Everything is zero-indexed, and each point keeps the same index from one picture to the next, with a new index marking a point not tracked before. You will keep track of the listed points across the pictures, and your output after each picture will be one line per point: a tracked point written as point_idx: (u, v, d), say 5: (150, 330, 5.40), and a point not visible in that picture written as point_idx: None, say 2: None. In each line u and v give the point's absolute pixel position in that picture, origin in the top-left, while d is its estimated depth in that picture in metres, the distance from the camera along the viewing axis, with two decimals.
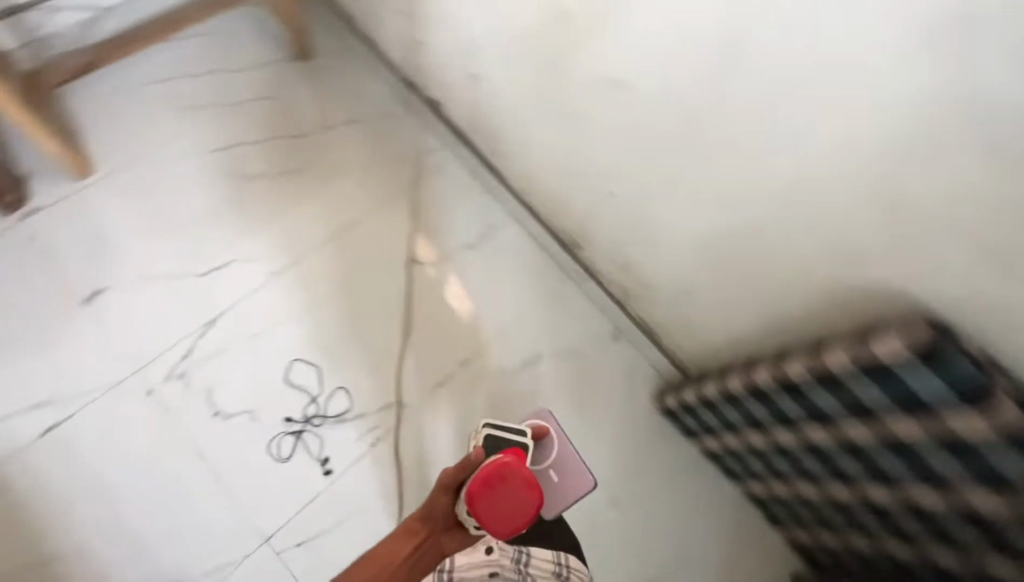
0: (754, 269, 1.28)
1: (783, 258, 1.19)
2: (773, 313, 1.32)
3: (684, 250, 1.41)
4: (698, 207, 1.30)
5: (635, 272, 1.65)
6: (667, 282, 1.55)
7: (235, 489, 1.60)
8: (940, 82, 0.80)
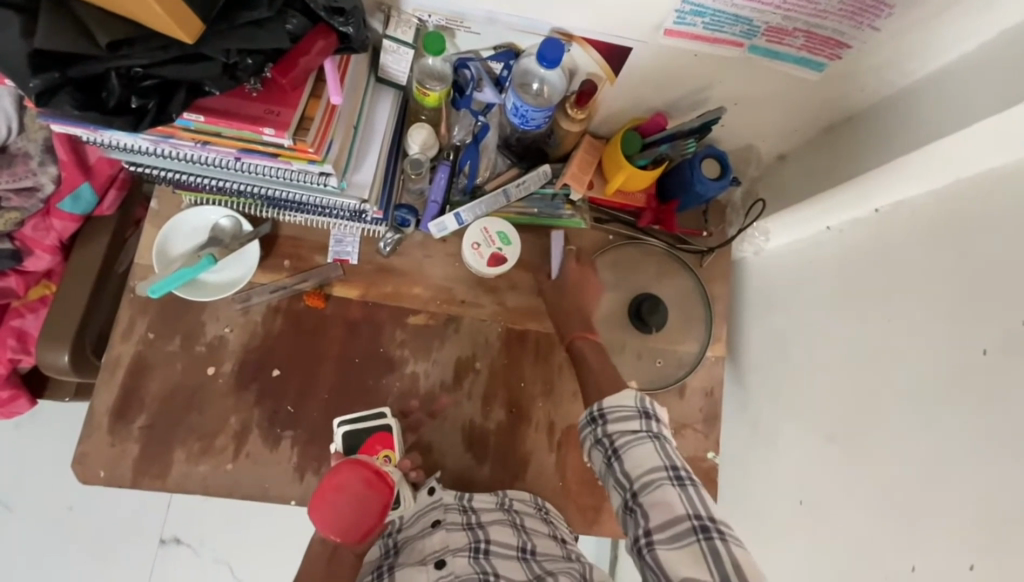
0: (994, 387, 0.61)
1: (964, 291, 0.65)
2: (957, 484, 0.63)
3: (787, 550, 0.86)
4: (983, 462, 0.61)
5: (905, 222, 0.72)
6: (827, 515, 0.80)
7: (207, 510, 1.39)
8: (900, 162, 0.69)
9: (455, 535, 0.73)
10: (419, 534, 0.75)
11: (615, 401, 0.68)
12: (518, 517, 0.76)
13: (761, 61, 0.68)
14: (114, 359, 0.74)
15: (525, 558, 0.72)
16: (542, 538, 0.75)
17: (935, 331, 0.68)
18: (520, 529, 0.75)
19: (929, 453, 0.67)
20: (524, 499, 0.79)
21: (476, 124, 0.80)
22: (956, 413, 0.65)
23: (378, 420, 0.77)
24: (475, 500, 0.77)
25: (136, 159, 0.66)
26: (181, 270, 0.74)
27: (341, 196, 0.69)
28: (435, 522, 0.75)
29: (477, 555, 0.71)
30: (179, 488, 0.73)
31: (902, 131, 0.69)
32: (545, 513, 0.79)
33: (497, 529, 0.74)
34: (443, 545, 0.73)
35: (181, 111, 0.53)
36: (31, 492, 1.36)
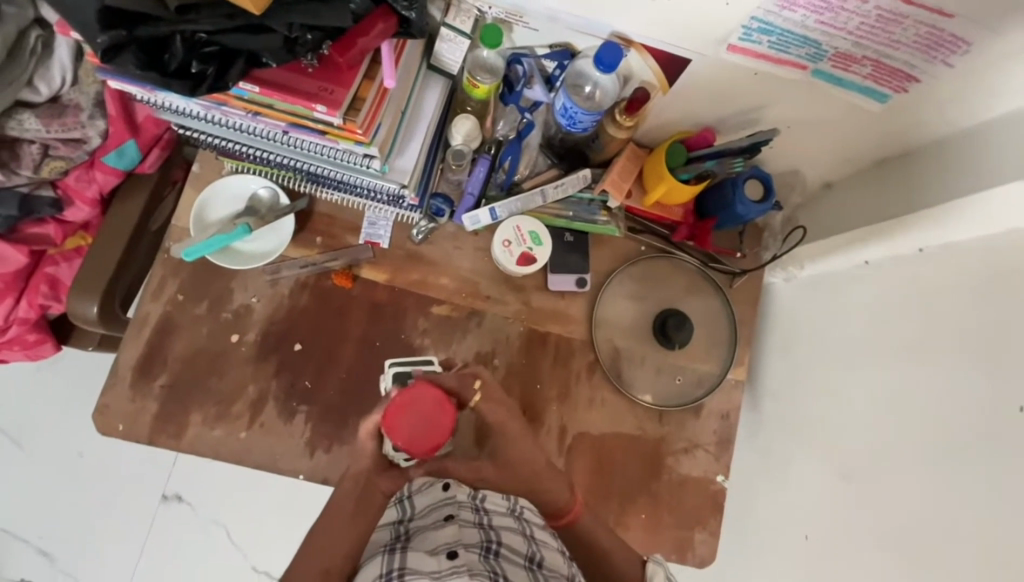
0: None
1: (1005, 343, 0.62)
2: (973, 537, 0.62)
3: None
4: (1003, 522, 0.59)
5: (948, 266, 0.70)
6: (835, 552, 0.78)
7: (209, 473, 1.41)
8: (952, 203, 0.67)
9: (468, 531, 0.68)
10: (429, 524, 0.69)
11: None
12: (527, 526, 0.72)
13: (824, 85, 0.66)
14: (142, 316, 0.75)
15: (532, 569, 0.66)
16: (551, 550, 0.70)
17: (968, 381, 0.66)
18: (528, 538, 0.70)
19: (948, 503, 0.65)
20: (534, 511, 0.76)
21: (521, 121, 0.79)
22: (982, 466, 0.63)
23: (425, 365, 0.79)
24: (489, 506, 0.74)
25: (186, 123, 0.67)
26: (216, 237, 0.75)
27: (381, 179, 0.69)
28: (449, 516, 0.70)
29: (489, 553, 0.65)
30: (192, 450, 0.74)
31: (959, 172, 0.67)
32: (553, 530, 0.74)
33: (507, 535, 0.69)
34: (455, 537, 0.67)
35: (238, 81, 0.54)
36: (43, 435, 1.39)
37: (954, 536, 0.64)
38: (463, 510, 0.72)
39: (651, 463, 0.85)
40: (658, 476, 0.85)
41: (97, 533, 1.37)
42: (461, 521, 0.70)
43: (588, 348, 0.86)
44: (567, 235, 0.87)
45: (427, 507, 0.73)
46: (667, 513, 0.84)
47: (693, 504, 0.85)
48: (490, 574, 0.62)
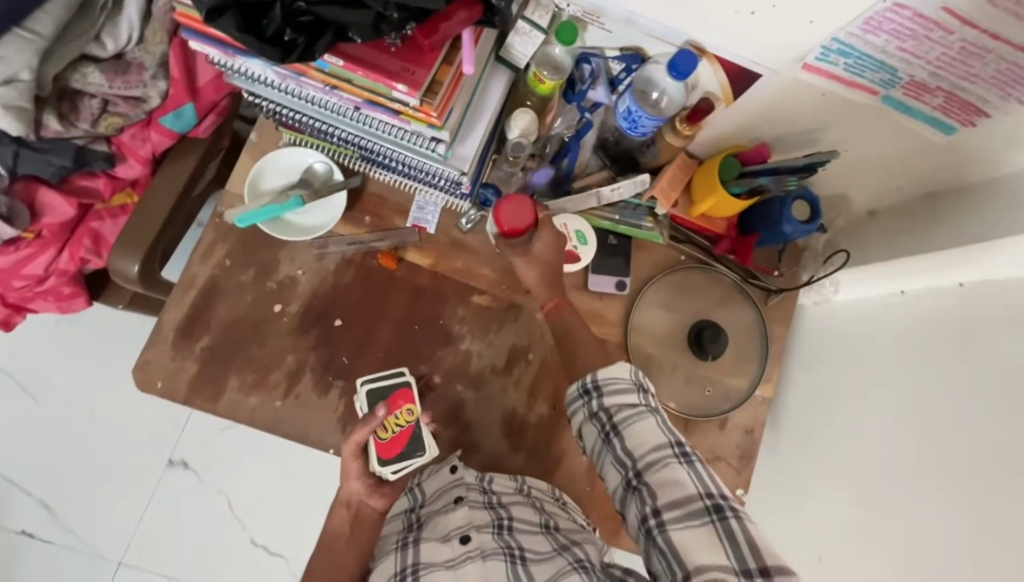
0: None
1: None
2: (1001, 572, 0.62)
3: None
4: None
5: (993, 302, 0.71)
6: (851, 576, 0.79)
7: (218, 443, 1.41)
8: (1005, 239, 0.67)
9: (478, 513, 0.73)
10: (441, 509, 0.74)
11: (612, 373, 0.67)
12: (537, 500, 0.76)
13: (890, 112, 0.67)
14: (189, 278, 0.76)
15: (548, 530, 0.72)
16: (565, 519, 0.75)
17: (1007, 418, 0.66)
18: (540, 508, 0.75)
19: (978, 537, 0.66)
20: (542, 487, 0.79)
21: (579, 120, 0.79)
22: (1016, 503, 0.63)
23: (397, 378, 0.77)
24: (499, 487, 0.77)
25: (255, 90, 0.68)
26: (268, 206, 0.75)
27: (442, 164, 0.70)
28: (457, 499, 0.75)
29: (501, 531, 0.71)
30: (226, 414, 0.74)
31: (1016, 210, 0.68)
32: (563, 502, 0.79)
33: (519, 509, 0.74)
34: (467, 521, 0.72)
35: (324, 53, 0.54)
36: (56, 391, 1.40)
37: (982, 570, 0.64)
38: (472, 487, 0.76)
39: None
40: None
41: (100, 493, 1.37)
42: (471, 499, 0.75)
43: (621, 351, 0.87)
44: (610, 238, 0.87)
45: (439, 488, 0.77)
46: None
47: None
48: (506, 549, 0.69)
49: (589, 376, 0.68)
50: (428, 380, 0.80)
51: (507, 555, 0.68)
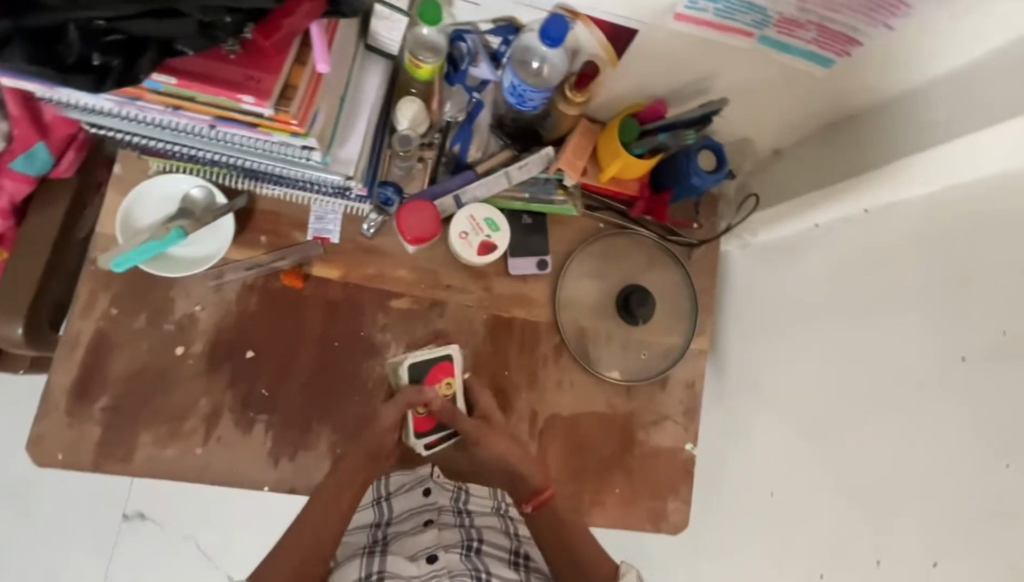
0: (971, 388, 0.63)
1: (949, 294, 0.66)
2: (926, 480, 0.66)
3: (757, 537, 0.89)
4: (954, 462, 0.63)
5: (896, 222, 0.73)
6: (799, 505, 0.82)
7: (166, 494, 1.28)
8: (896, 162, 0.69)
9: (448, 532, 0.77)
10: (411, 529, 0.77)
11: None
12: (509, 524, 0.82)
13: (770, 52, 0.66)
14: (74, 336, 0.70)
15: (516, 560, 0.78)
16: (532, 545, 0.81)
17: (917, 334, 0.69)
18: (509, 535, 0.81)
19: (902, 451, 0.69)
20: (518, 503, 0.84)
21: (469, 102, 0.76)
22: (933, 413, 0.66)
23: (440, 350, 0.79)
24: (473, 506, 0.81)
25: (97, 121, 0.61)
26: (146, 244, 0.69)
27: (324, 171, 0.65)
28: (429, 521, 0.78)
29: (471, 552, 0.75)
30: (144, 472, 0.70)
31: (903, 132, 0.69)
32: (533, 520, 0.84)
33: (489, 531, 0.79)
34: (435, 541, 0.75)
35: (151, 72, 0.49)
36: None
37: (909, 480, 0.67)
38: (442, 512, 0.79)
39: (622, 437, 0.87)
40: (630, 449, 0.87)
41: None
42: (441, 523, 0.78)
43: (553, 331, 0.86)
44: (524, 217, 0.85)
45: (406, 512, 0.79)
46: (641, 483, 0.86)
47: (665, 473, 0.87)
48: (472, 570, 0.71)
49: None
50: (358, 396, 0.77)
51: (473, 575, 0.70)
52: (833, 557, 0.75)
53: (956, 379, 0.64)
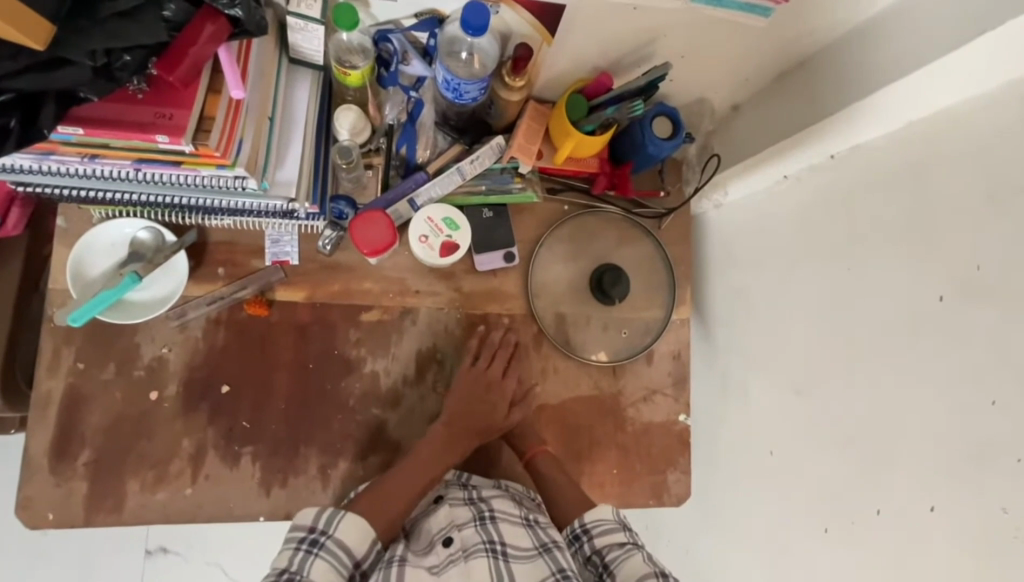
0: (951, 331, 0.61)
1: (924, 236, 0.64)
2: (916, 427, 0.65)
3: (759, 499, 0.89)
4: (943, 407, 0.62)
5: (866, 165, 0.71)
6: (797, 462, 0.82)
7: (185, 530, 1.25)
8: (853, 103, 0.66)
9: (459, 509, 0.72)
10: (424, 515, 0.75)
11: (597, 516, 0.74)
12: (517, 494, 0.78)
13: (704, 9, 0.63)
14: (44, 396, 0.69)
15: (530, 524, 0.72)
16: (544, 514, 0.76)
17: (894, 280, 0.67)
18: (520, 501, 0.76)
19: (892, 400, 0.68)
20: (518, 486, 0.81)
21: (409, 101, 0.74)
22: (918, 359, 0.65)
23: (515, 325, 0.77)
24: (479, 484, 0.79)
25: (22, 179, 0.59)
26: (100, 295, 0.68)
27: (265, 197, 0.63)
28: (439, 499, 0.76)
29: (484, 522, 0.70)
30: (138, 519, 0.70)
31: (858, 71, 0.66)
32: (540, 501, 0.80)
33: (498, 500, 0.73)
34: (448, 520, 0.72)
35: (55, 125, 0.47)
36: None
37: (903, 427, 0.66)
38: (452, 485, 0.78)
39: (614, 419, 0.86)
40: (623, 429, 0.86)
41: None
42: (452, 498, 0.75)
43: (530, 321, 0.85)
44: (485, 211, 0.83)
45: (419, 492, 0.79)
46: (638, 462, 0.86)
47: (661, 448, 0.87)
48: (487, 544, 0.67)
49: (577, 519, 0.75)
50: (339, 414, 0.76)
51: (488, 549, 0.67)
52: (834, 508, 0.75)
53: (938, 323, 0.63)
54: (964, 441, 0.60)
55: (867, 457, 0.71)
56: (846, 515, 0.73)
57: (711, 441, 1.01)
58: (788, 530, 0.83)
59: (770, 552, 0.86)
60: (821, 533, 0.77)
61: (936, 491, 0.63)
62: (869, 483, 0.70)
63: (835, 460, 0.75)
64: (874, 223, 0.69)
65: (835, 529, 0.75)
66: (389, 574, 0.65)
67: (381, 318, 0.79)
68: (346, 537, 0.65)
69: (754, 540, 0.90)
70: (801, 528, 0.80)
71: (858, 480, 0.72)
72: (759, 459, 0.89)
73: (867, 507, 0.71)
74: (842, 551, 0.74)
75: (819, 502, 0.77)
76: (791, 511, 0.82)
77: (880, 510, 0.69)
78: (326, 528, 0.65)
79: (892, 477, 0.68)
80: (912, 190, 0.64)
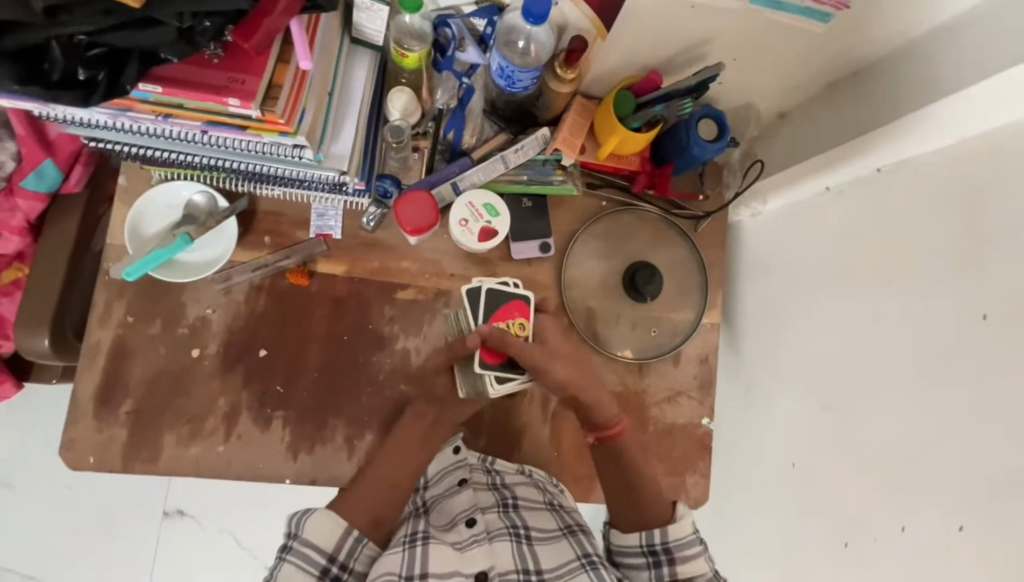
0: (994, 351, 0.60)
1: (971, 254, 0.62)
2: (951, 446, 0.64)
3: (778, 511, 0.88)
4: (980, 428, 0.61)
5: (914, 179, 0.69)
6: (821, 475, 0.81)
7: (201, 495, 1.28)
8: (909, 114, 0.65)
9: (483, 494, 0.75)
10: (446, 494, 0.77)
11: (681, 538, 0.71)
12: (540, 478, 0.79)
13: (763, 11, 0.63)
14: (93, 345, 0.72)
15: (554, 508, 0.75)
16: (566, 496, 0.79)
17: (939, 296, 0.66)
18: (543, 488, 0.78)
19: (927, 418, 0.66)
20: (540, 471, 0.81)
21: (460, 87, 0.75)
22: (957, 378, 0.64)
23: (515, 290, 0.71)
24: (501, 464, 0.80)
25: (94, 134, 0.62)
26: (155, 252, 0.70)
27: (319, 168, 0.65)
28: (462, 481, 0.77)
29: (507, 509, 0.74)
30: (171, 471, 0.72)
31: (914, 83, 0.66)
32: (561, 487, 0.81)
33: (522, 488, 0.77)
34: (472, 502, 0.74)
35: (137, 83, 0.49)
36: None
37: (936, 447, 0.65)
38: (474, 467, 0.79)
39: (637, 417, 0.86)
40: (645, 428, 0.86)
41: None
42: (476, 481, 0.77)
43: (561, 312, 0.85)
44: (524, 201, 0.84)
45: (438, 469, 0.80)
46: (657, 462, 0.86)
47: (682, 450, 0.87)
48: (511, 528, 0.71)
49: (658, 533, 0.71)
50: (368, 388, 0.78)
51: (512, 533, 0.70)
52: (856, 524, 0.74)
53: (981, 341, 0.61)
54: (1001, 463, 0.59)
55: (897, 474, 0.69)
56: (869, 532, 0.72)
57: (732, 450, 1.00)
58: (807, 544, 0.82)
59: (786, 566, 0.85)
60: (841, 548, 0.76)
61: (967, 513, 0.62)
62: (896, 501, 0.69)
63: (861, 476, 0.74)
64: (919, 236, 0.68)
65: (857, 543, 0.74)
66: (413, 552, 0.66)
67: (417, 298, 0.81)
68: (311, 536, 0.65)
69: (770, 553, 0.89)
70: (821, 543, 0.79)
71: (882, 497, 0.71)
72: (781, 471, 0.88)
73: (892, 525, 0.70)
74: (862, 567, 0.73)
75: (841, 516, 0.76)
76: (811, 524, 0.81)
77: (903, 526, 0.68)
78: (297, 529, 0.66)
79: (919, 496, 0.67)
80: (965, 204, 0.63)
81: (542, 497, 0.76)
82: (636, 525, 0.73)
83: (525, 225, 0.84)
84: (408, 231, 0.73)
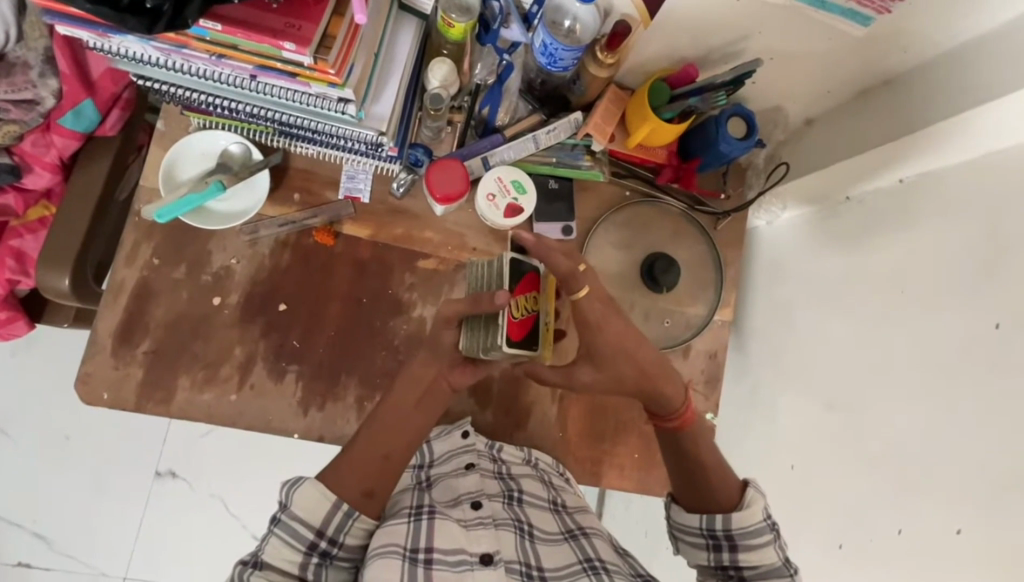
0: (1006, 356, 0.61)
1: (990, 262, 0.64)
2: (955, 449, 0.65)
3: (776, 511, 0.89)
4: (988, 432, 0.62)
5: (938, 188, 0.71)
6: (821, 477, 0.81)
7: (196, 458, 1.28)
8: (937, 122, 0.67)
9: (490, 482, 0.75)
10: (451, 473, 0.76)
11: (745, 524, 0.68)
12: (544, 474, 0.80)
13: (806, 9, 0.66)
14: (118, 284, 0.73)
15: (556, 509, 0.75)
16: (569, 494, 0.79)
17: (954, 301, 0.67)
18: (548, 485, 0.78)
19: (934, 421, 0.67)
20: (547, 459, 0.82)
21: (500, 64, 0.76)
22: (966, 382, 0.65)
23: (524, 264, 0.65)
24: (507, 455, 0.80)
25: (143, 72, 0.63)
26: (188, 196, 0.71)
27: (358, 126, 0.67)
28: (469, 465, 0.77)
29: (512, 501, 0.73)
30: (182, 415, 0.73)
31: (946, 93, 0.67)
32: (566, 478, 0.82)
33: (528, 481, 0.77)
34: (478, 487, 0.74)
35: (199, 18, 0.51)
36: None
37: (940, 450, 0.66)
38: (482, 455, 0.79)
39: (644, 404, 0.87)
40: None
41: None
42: (483, 469, 0.77)
43: None
44: (551, 183, 0.86)
45: (445, 450, 0.79)
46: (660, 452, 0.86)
47: None
48: (515, 521, 0.70)
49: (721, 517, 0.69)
50: (383, 351, 0.79)
51: (517, 526, 0.69)
52: (854, 525, 0.75)
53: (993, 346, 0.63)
54: (1007, 466, 0.60)
55: (898, 476, 0.70)
56: (867, 533, 0.73)
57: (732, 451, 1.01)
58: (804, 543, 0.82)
59: None
60: (839, 549, 0.76)
61: (968, 515, 0.62)
62: (897, 505, 0.70)
63: (861, 479, 0.75)
64: (939, 244, 0.69)
65: (855, 546, 0.74)
66: (419, 526, 0.65)
67: (439, 269, 0.82)
68: (299, 510, 0.61)
69: None
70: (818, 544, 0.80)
71: (883, 500, 0.72)
72: (781, 472, 0.89)
73: (892, 527, 0.70)
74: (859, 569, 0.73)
75: (840, 518, 0.77)
76: (809, 524, 0.82)
77: (902, 529, 0.69)
78: (285, 501, 0.62)
79: (921, 498, 0.67)
80: (985, 214, 0.65)
81: (547, 493, 0.76)
82: (692, 503, 0.72)
83: (550, 207, 0.85)
84: (437, 199, 0.75)
